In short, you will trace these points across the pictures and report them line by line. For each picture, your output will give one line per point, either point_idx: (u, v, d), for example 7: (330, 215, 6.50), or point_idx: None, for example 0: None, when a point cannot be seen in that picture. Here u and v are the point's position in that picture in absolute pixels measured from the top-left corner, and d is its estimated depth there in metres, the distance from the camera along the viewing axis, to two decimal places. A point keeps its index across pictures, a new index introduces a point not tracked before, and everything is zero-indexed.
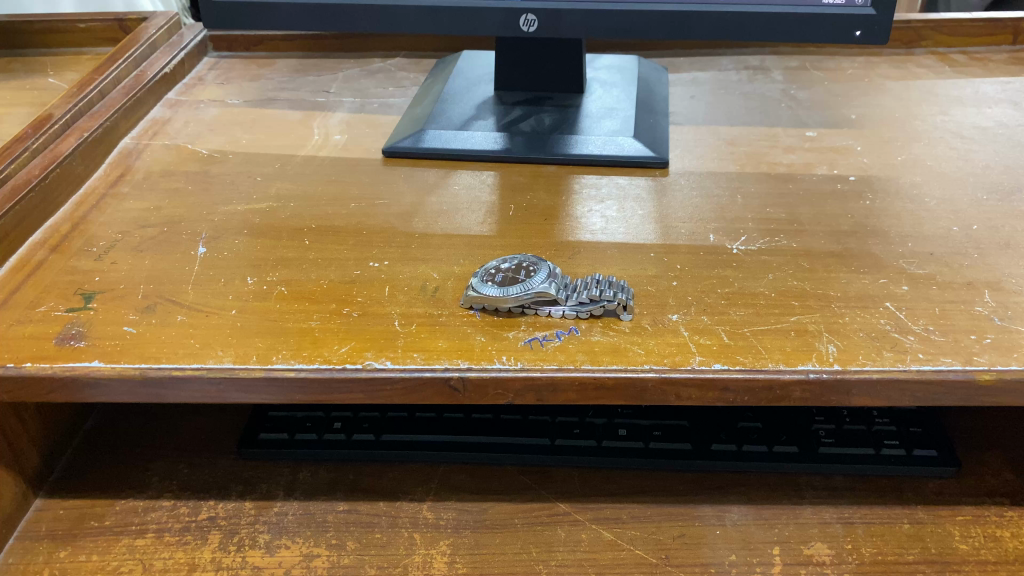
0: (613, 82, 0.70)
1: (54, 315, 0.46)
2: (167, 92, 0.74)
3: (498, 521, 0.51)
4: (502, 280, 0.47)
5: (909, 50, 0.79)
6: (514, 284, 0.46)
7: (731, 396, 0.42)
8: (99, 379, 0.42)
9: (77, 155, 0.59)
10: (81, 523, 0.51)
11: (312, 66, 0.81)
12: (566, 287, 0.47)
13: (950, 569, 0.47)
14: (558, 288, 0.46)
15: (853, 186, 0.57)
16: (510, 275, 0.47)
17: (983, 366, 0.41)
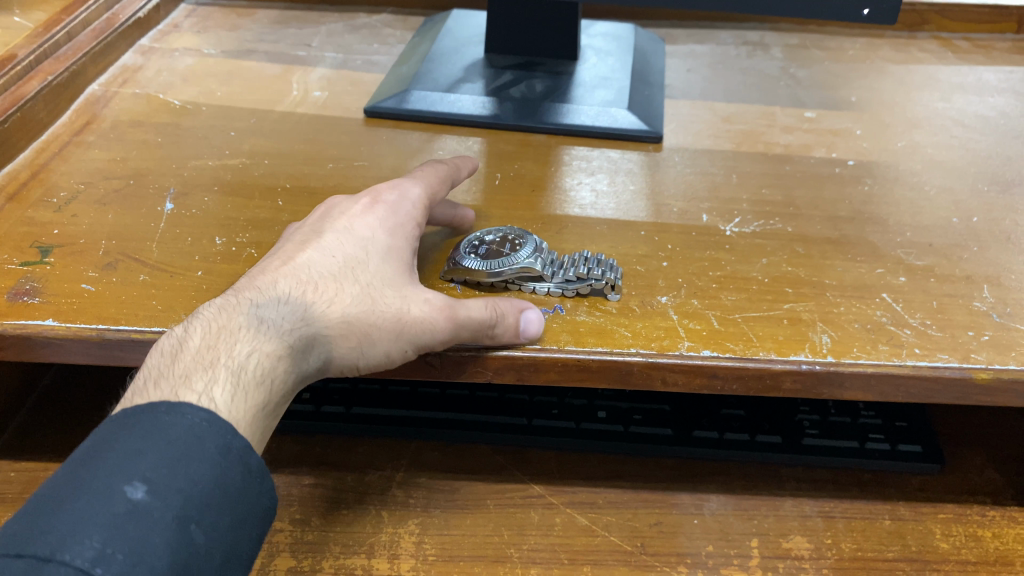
0: (609, 51, 0.67)
1: (7, 268, 0.44)
2: (140, 38, 0.71)
3: (470, 502, 0.50)
4: (488, 254, 0.44)
5: (912, 34, 0.77)
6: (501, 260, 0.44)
7: (719, 383, 0.40)
8: (52, 339, 0.40)
9: (39, 99, 0.56)
10: (33, 487, 0.49)
11: (294, 18, 0.77)
12: (555, 262, 0.44)
13: (930, 568, 0.46)
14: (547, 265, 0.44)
15: (851, 171, 0.56)
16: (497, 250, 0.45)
17: (980, 364, 0.39)
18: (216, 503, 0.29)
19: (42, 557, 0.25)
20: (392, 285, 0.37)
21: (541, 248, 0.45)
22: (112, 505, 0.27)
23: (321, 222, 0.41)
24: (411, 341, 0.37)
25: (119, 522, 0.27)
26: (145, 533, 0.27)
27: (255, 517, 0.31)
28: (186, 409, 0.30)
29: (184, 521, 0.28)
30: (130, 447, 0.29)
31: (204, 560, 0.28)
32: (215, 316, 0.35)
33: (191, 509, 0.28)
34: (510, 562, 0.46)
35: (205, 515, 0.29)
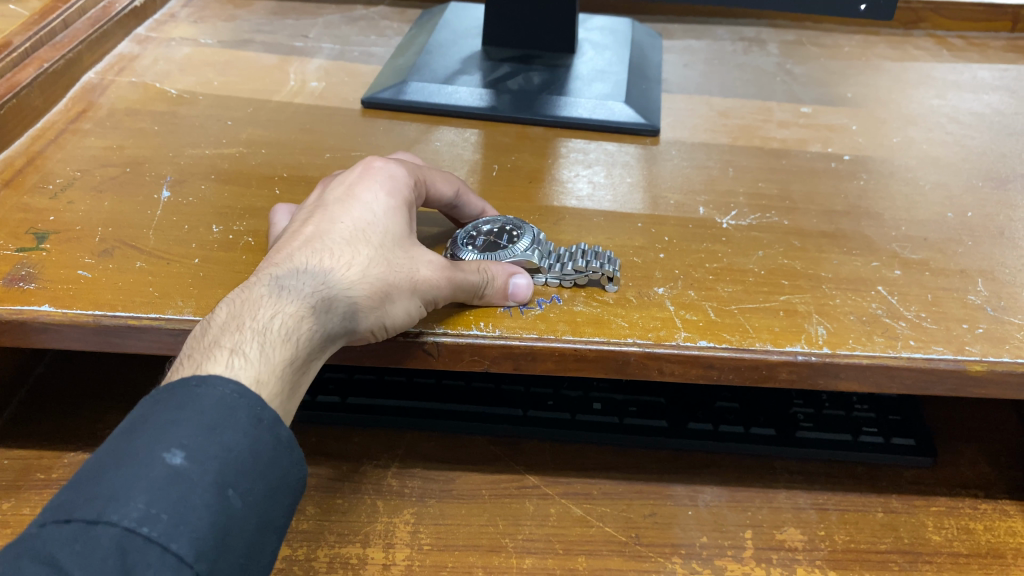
0: (606, 45, 0.67)
1: (3, 254, 0.44)
2: (136, 27, 0.71)
3: (466, 492, 0.50)
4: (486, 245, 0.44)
5: (908, 32, 0.78)
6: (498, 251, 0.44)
7: (715, 374, 0.40)
8: (48, 324, 0.40)
9: (35, 86, 0.56)
10: (26, 475, 0.49)
11: (291, 9, 0.77)
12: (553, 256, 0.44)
13: (922, 560, 0.47)
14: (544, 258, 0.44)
15: (847, 166, 0.56)
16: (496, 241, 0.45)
17: (974, 356, 0.39)
18: (253, 469, 0.29)
19: (89, 520, 0.26)
20: (400, 244, 0.38)
21: (539, 240, 0.45)
22: (152, 469, 0.27)
23: (322, 193, 0.41)
24: (422, 298, 0.38)
25: (161, 485, 0.27)
26: (186, 495, 0.27)
27: (291, 484, 0.31)
28: (218, 379, 0.30)
29: (222, 486, 0.28)
30: (168, 417, 0.29)
31: (241, 524, 0.28)
32: (235, 294, 0.35)
33: (229, 474, 0.28)
34: (505, 552, 0.46)
35: (241, 481, 0.29)
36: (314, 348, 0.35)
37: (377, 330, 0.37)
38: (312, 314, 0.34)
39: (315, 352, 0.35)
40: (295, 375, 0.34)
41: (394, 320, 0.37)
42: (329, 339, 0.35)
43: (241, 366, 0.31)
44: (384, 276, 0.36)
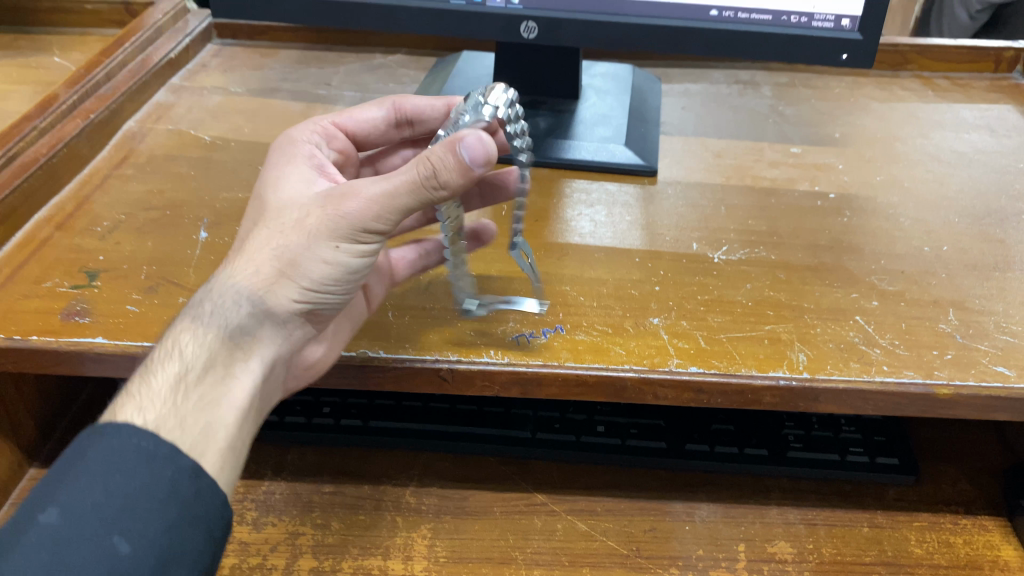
0: (608, 90, 0.72)
1: (60, 291, 0.48)
2: (171, 77, 0.76)
3: (478, 508, 0.54)
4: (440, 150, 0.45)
5: (895, 73, 0.82)
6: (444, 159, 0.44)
7: (705, 397, 0.44)
8: (102, 354, 0.44)
9: (83, 136, 0.61)
10: None
11: (314, 58, 0.82)
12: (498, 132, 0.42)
13: (903, 571, 0.50)
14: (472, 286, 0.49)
15: (832, 203, 0.60)
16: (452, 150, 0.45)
17: (942, 380, 0.43)
18: (145, 510, 0.33)
19: None
20: (282, 213, 0.41)
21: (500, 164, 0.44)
22: (36, 528, 0.32)
23: None
24: (322, 235, 0.39)
25: (38, 543, 0.31)
26: (77, 547, 0.32)
27: (196, 518, 0.34)
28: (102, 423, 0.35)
29: (103, 535, 0.32)
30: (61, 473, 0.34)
31: (136, 562, 0.32)
32: None
33: (115, 521, 0.32)
34: (515, 564, 0.50)
35: (128, 526, 0.33)
36: (238, 344, 0.39)
37: (318, 293, 0.41)
38: (217, 323, 0.39)
39: (243, 346, 0.40)
40: (220, 373, 0.39)
41: (317, 272, 0.40)
42: (254, 334, 0.40)
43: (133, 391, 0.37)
44: (281, 250, 0.40)
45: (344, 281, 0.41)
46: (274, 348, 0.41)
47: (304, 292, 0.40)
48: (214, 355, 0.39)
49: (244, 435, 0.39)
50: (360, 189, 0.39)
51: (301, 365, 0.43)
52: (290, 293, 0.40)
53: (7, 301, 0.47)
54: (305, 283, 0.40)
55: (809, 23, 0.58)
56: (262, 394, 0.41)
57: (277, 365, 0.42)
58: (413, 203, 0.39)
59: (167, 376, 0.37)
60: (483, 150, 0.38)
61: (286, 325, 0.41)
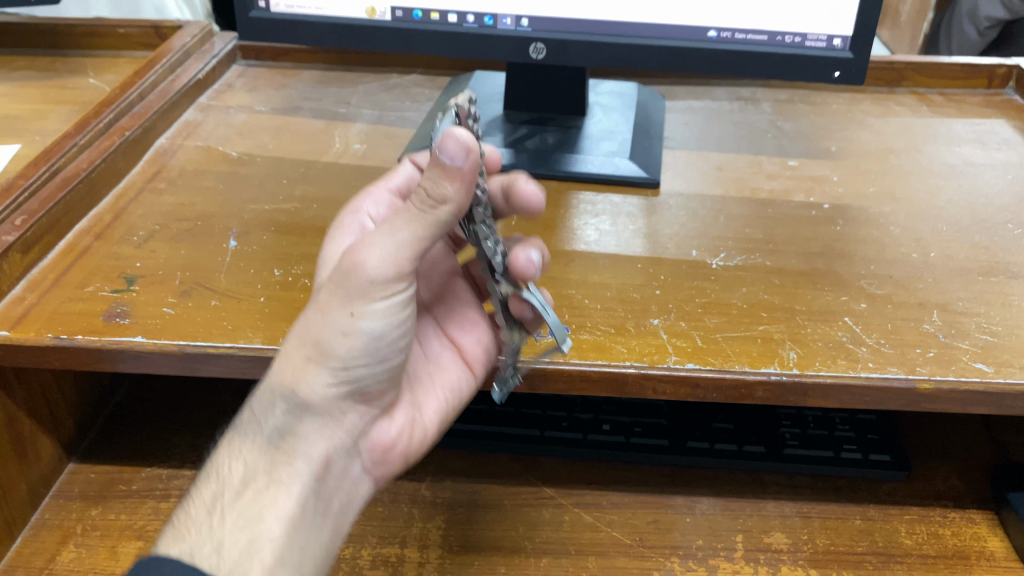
0: (613, 107, 0.76)
1: (101, 295, 0.52)
2: (199, 96, 0.80)
3: (489, 501, 0.57)
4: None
5: (892, 89, 0.85)
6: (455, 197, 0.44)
7: (701, 392, 0.47)
8: (141, 352, 0.48)
9: (120, 152, 0.65)
10: (111, 487, 0.58)
11: (334, 78, 0.86)
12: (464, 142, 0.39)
13: (893, 561, 0.53)
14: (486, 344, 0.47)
15: (826, 213, 0.63)
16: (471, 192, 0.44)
17: (923, 375, 0.46)
18: None
19: None
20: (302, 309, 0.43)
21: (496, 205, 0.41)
22: None
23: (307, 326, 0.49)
24: (336, 317, 0.41)
25: None
26: None
27: None
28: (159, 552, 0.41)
29: None
30: None
31: None
32: None
33: None
34: (525, 552, 0.53)
35: None
36: (280, 447, 0.43)
37: (354, 371, 0.43)
38: (256, 435, 0.43)
39: (286, 450, 0.43)
40: (265, 481, 0.43)
41: (343, 348, 0.41)
42: (295, 435, 0.43)
43: (192, 511, 0.43)
44: (302, 341, 0.42)
45: (376, 348, 0.42)
46: (323, 441, 0.44)
47: (335, 373, 0.42)
48: (258, 467, 0.43)
49: (308, 527, 0.43)
50: (353, 253, 0.40)
51: (369, 443, 0.47)
52: (322, 382, 0.43)
53: (53, 304, 0.51)
54: (334, 366, 0.42)
55: (803, 43, 0.61)
56: (325, 484, 0.44)
57: (334, 453, 0.45)
58: (420, 230, 0.39)
59: (213, 503, 0.42)
60: (455, 141, 0.36)
61: (331, 415, 0.44)
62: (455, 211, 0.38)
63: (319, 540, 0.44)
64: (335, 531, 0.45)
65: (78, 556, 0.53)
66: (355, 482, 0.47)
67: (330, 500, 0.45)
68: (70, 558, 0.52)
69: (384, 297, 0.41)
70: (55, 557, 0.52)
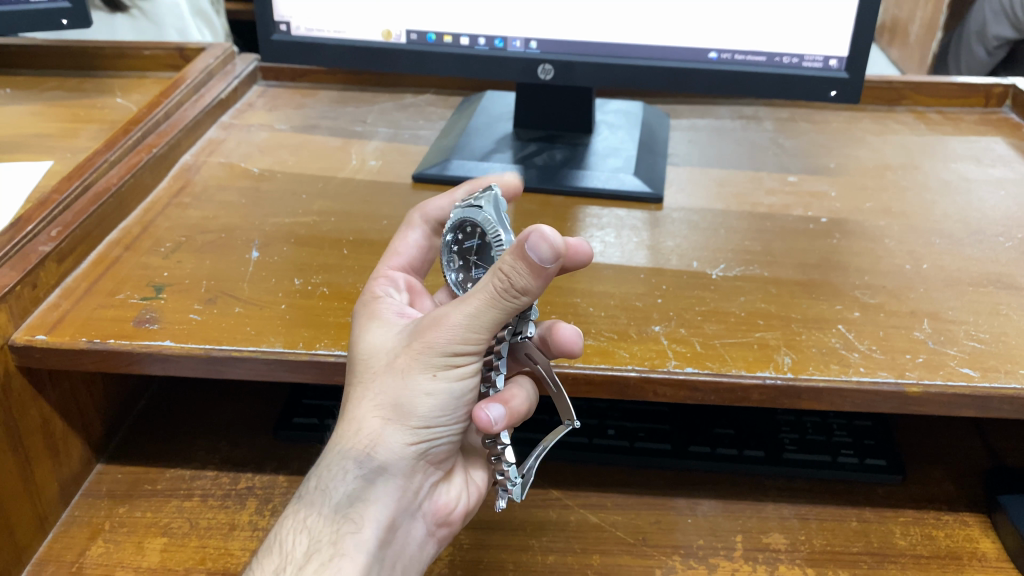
0: (619, 125, 0.79)
1: (131, 302, 0.55)
2: (221, 115, 0.83)
3: (498, 502, 0.59)
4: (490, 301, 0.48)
5: (891, 108, 0.88)
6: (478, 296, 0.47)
7: (699, 395, 0.49)
8: (170, 355, 0.51)
9: (148, 168, 0.68)
10: (137, 486, 0.60)
11: (351, 98, 0.90)
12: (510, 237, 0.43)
13: (887, 560, 0.55)
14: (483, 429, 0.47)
15: (823, 227, 0.65)
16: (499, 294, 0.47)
17: (912, 379, 0.48)
18: None
19: None
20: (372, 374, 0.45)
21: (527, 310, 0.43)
22: None
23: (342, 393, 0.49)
24: (418, 378, 0.42)
25: None
26: None
27: None
28: None
29: None
30: None
31: None
32: None
33: None
34: (532, 550, 0.55)
35: None
36: (349, 516, 0.44)
37: (425, 435, 0.44)
38: (325, 504, 0.44)
39: (354, 517, 0.44)
40: (332, 550, 0.43)
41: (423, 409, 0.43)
42: (365, 501, 0.44)
43: None
44: (379, 407, 0.43)
45: (451, 412, 0.44)
46: (390, 508, 0.45)
47: (409, 438, 0.44)
48: (325, 537, 0.43)
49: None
50: (432, 323, 0.42)
51: (430, 508, 0.48)
52: (395, 447, 0.44)
53: (86, 310, 0.54)
54: (407, 430, 0.43)
55: (800, 64, 0.64)
56: (389, 552, 0.45)
57: (399, 522, 0.46)
58: (498, 309, 0.40)
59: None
60: (548, 242, 0.37)
61: (399, 483, 0.45)
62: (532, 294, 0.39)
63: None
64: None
65: (106, 550, 0.55)
66: (417, 550, 0.48)
67: (394, 569, 0.45)
68: (99, 553, 0.55)
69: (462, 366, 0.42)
70: (85, 551, 0.55)
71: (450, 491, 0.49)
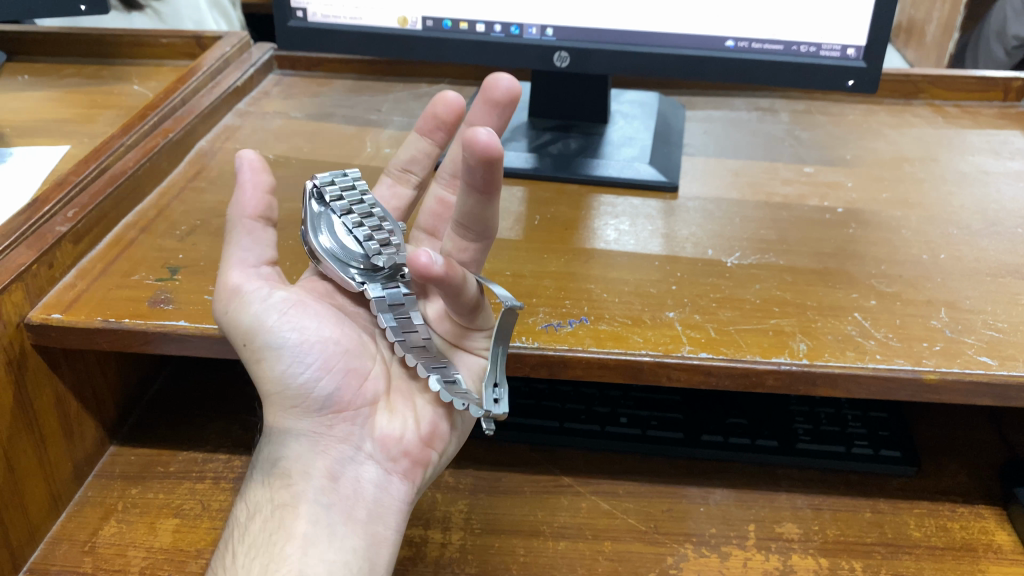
0: (634, 115, 0.78)
1: (146, 283, 0.55)
2: (237, 103, 0.84)
3: (510, 488, 0.59)
4: (373, 267, 0.51)
5: (908, 101, 0.87)
6: (352, 259, 0.51)
7: (714, 380, 0.49)
8: (184, 335, 0.51)
9: (164, 153, 0.68)
10: (150, 468, 0.60)
11: (366, 87, 0.90)
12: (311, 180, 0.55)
13: (902, 551, 0.54)
14: (426, 362, 0.49)
15: (839, 217, 0.65)
16: (373, 244, 0.51)
17: (929, 367, 0.48)
18: None
19: None
20: None
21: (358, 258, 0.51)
22: None
23: None
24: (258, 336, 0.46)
25: None
26: None
27: None
28: None
29: None
30: None
31: None
32: None
33: None
34: (544, 536, 0.55)
35: None
36: (278, 478, 0.47)
37: (307, 387, 0.46)
38: (260, 475, 0.48)
39: (282, 476, 0.47)
40: (272, 509, 0.46)
41: (280, 359, 0.46)
42: (288, 462, 0.47)
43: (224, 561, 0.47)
44: (258, 381, 0.47)
45: (309, 351, 0.46)
46: (316, 459, 0.47)
47: (292, 397, 0.47)
48: (266, 503, 0.47)
49: (327, 542, 0.45)
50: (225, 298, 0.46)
51: (375, 443, 0.48)
52: (285, 407, 0.47)
53: (102, 291, 0.54)
54: (287, 389, 0.46)
55: (818, 52, 0.64)
56: (338, 498, 0.46)
57: (342, 465, 0.47)
58: (234, 239, 0.47)
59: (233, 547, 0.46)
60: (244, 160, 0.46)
61: (314, 432, 0.47)
62: (232, 209, 0.47)
63: (348, 549, 0.45)
64: (371, 539, 0.46)
65: (119, 531, 0.55)
66: (385, 487, 0.48)
67: (352, 510, 0.46)
68: (112, 532, 0.55)
69: (278, 313, 0.46)
70: (98, 532, 0.55)
71: (396, 422, 0.49)
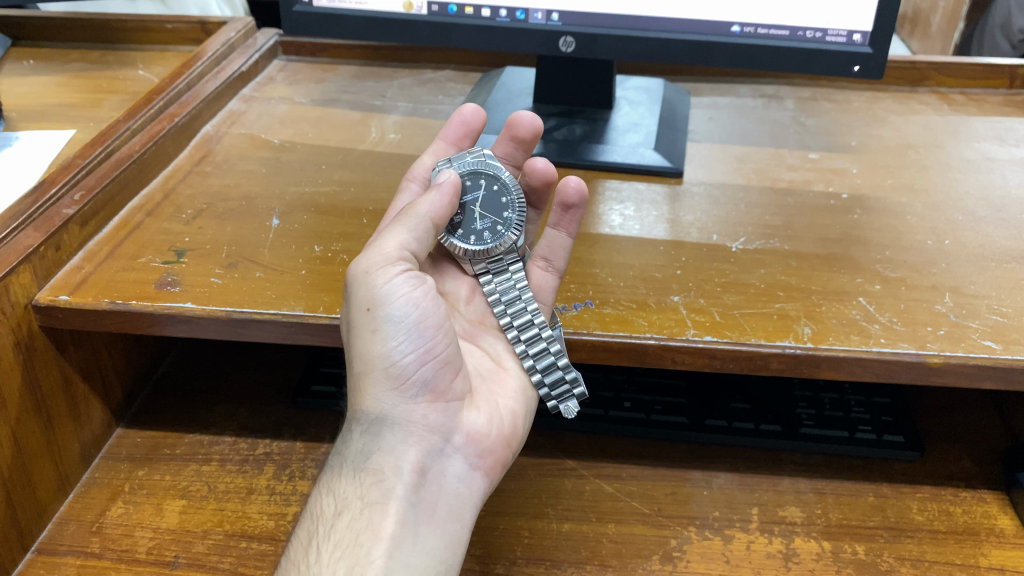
0: (639, 101, 0.78)
1: (153, 265, 0.55)
2: (243, 88, 0.84)
3: (514, 470, 0.59)
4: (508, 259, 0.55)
5: (914, 88, 0.87)
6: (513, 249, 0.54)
7: (718, 363, 0.49)
8: (191, 317, 0.51)
9: (170, 136, 0.68)
10: (156, 450, 0.61)
11: (370, 73, 0.90)
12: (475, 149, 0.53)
13: (903, 534, 0.54)
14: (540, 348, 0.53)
15: (844, 203, 0.65)
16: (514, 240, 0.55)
17: (933, 350, 0.48)
18: None
19: None
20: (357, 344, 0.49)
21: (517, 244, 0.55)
22: None
23: None
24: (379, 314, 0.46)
25: None
26: None
27: None
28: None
29: None
30: None
31: None
32: None
33: None
34: (548, 518, 0.56)
35: None
36: (367, 470, 0.46)
37: (411, 371, 0.47)
38: (343, 466, 0.47)
39: (371, 471, 0.46)
40: (359, 508, 0.45)
41: (394, 340, 0.46)
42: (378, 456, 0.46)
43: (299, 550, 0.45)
44: (357, 361, 0.47)
45: (422, 338, 0.47)
46: (406, 453, 0.47)
47: (393, 380, 0.47)
48: (349, 499, 0.45)
49: (414, 539, 0.45)
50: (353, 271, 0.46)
51: (461, 440, 0.49)
52: (385, 392, 0.47)
53: (108, 273, 0.54)
54: (390, 372, 0.47)
55: (824, 38, 0.64)
56: (425, 494, 0.46)
57: (429, 464, 0.47)
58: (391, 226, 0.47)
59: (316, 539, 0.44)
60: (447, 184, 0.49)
61: (409, 424, 0.47)
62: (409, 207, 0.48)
63: (430, 552, 0.45)
64: (449, 540, 0.46)
65: (126, 512, 0.56)
66: (464, 485, 0.48)
67: (435, 510, 0.46)
68: (119, 513, 0.56)
69: (405, 292, 0.46)
70: (105, 512, 0.56)
71: (478, 423, 0.50)
